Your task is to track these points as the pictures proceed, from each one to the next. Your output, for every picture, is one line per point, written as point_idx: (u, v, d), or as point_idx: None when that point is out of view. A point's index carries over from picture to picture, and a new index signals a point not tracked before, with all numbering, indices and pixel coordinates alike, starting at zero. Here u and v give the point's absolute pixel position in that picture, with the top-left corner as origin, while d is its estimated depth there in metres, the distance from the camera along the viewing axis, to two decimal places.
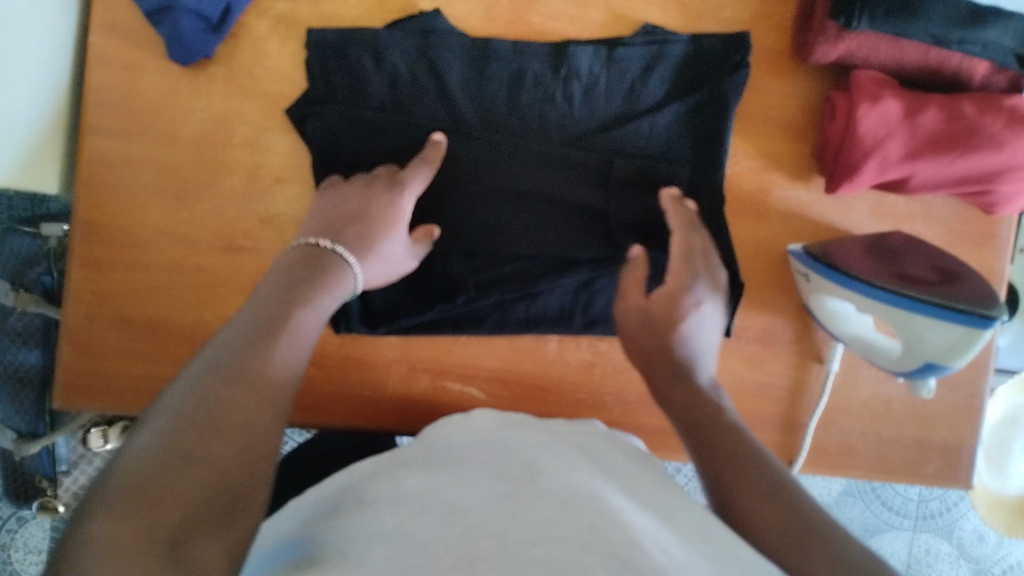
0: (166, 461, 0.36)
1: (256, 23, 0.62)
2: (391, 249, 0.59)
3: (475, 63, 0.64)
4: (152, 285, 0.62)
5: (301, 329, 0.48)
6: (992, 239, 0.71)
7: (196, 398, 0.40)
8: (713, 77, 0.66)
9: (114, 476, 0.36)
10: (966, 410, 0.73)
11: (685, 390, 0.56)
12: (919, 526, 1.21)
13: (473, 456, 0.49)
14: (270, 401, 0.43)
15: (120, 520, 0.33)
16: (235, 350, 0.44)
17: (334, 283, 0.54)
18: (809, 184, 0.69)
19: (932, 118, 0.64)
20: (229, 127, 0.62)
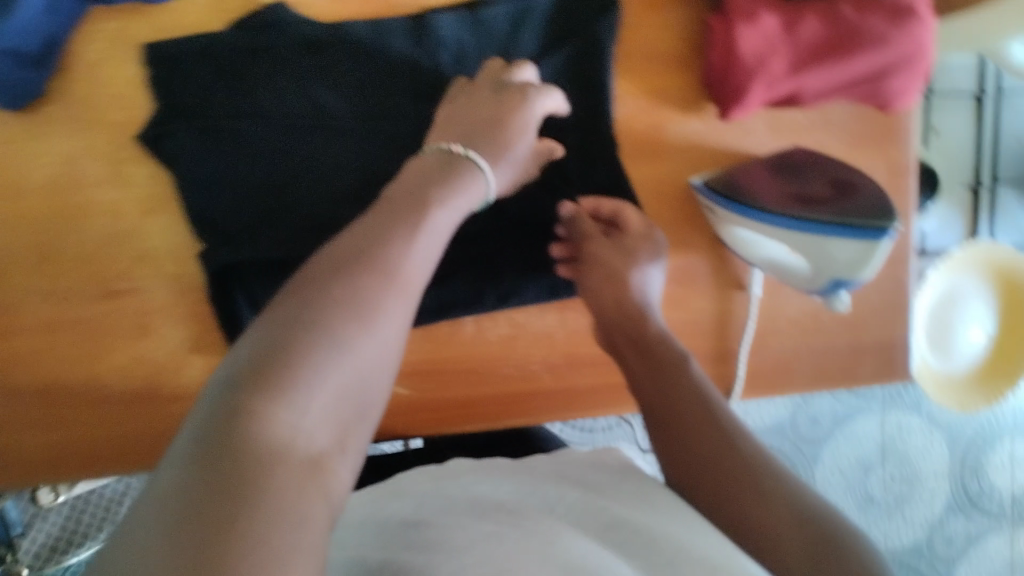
0: (312, 355, 0.37)
1: (84, 49, 0.57)
2: (516, 157, 0.58)
3: (332, 49, 0.60)
4: (36, 348, 0.59)
5: (437, 229, 0.47)
6: (894, 133, 0.70)
7: (346, 294, 0.40)
8: (586, 26, 0.63)
9: (265, 349, 0.37)
10: (894, 307, 0.72)
11: (656, 367, 0.59)
12: (886, 406, 1.26)
13: (455, 515, 0.50)
14: (407, 310, 0.42)
15: (247, 398, 0.35)
16: (380, 247, 0.43)
17: (464, 177, 0.52)
18: (702, 112, 0.67)
19: (813, 28, 0.62)
20: (79, 167, 0.58)
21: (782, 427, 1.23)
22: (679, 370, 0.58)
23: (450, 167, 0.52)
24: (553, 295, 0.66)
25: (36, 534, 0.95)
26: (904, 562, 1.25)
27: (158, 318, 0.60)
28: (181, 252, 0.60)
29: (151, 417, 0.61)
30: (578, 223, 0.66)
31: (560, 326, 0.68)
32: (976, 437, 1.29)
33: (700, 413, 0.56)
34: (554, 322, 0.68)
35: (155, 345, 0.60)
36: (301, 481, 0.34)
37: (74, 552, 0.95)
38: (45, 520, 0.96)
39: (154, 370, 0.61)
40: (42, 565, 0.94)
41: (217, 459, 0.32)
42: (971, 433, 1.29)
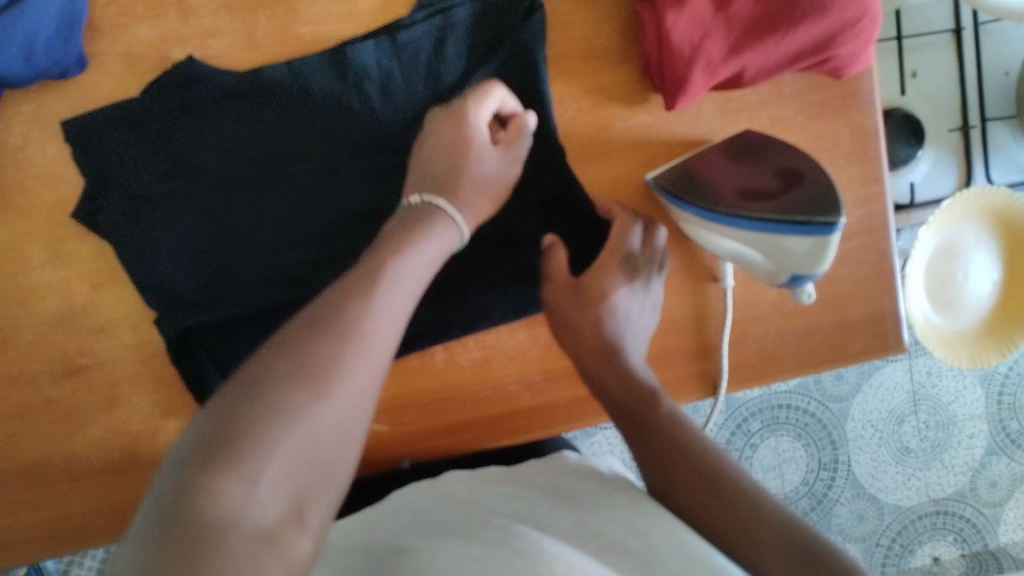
0: (265, 424, 0.37)
1: (8, 133, 0.57)
2: (489, 174, 0.58)
3: (253, 96, 0.59)
4: (9, 433, 0.59)
5: (401, 286, 0.47)
6: (855, 96, 0.67)
7: (309, 359, 0.40)
8: (511, 33, 0.61)
9: (223, 418, 0.37)
10: (877, 278, 0.70)
11: (622, 377, 0.58)
12: (914, 352, 1.20)
13: (435, 535, 0.49)
14: (373, 369, 0.42)
15: (201, 467, 0.35)
16: (343, 309, 0.43)
17: (420, 227, 0.52)
18: (648, 106, 0.65)
19: (747, 3, 0.59)
20: (22, 251, 0.58)
21: (806, 387, 1.19)
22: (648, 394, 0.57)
23: (410, 221, 0.53)
24: (520, 314, 0.65)
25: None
26: (948, 510, 1.24)
27: (124, 388, 0.60)
28: (137, 320, 0.60)
29: (132, 487, 0.61)
30: (550, 258, 0.63)
31: (534, 343, 0.66)
32: (1010, 378, 1.23)
33: (665, 417, 0.55)
34: (526, 340, 0.66)
35: (124, 416, 0.60)
36: (253, 554, 0.33)
37: None
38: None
39: (127, 441, 0.60)
40: None
41: (165, 537, 0.32)
42: (1003, 375, 1.23)
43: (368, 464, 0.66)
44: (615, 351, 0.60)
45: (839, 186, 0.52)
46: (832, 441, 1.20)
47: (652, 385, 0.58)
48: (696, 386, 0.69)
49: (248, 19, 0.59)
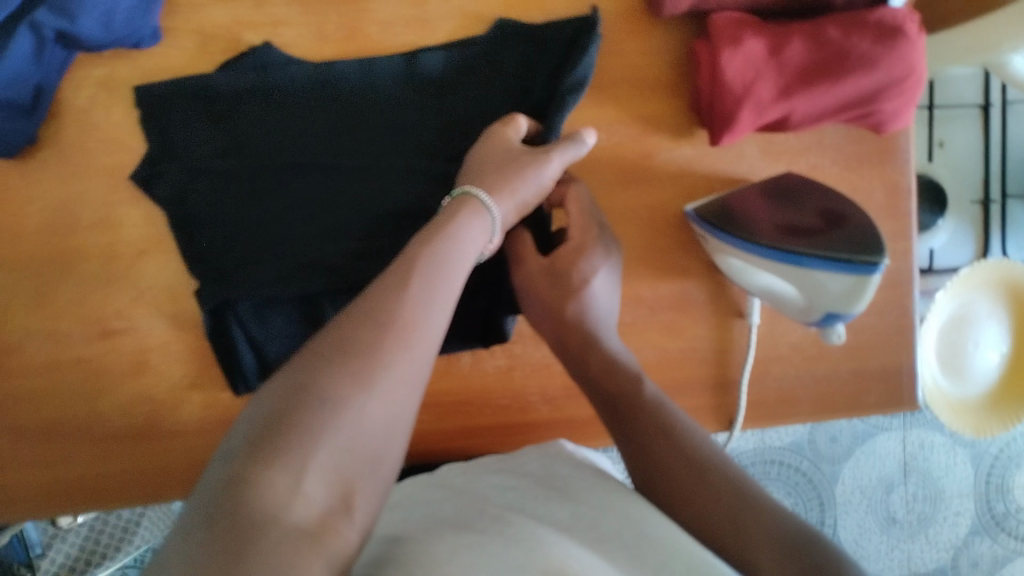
0: (305, 418, 0.35)
1: (76, 96, 0.58)
2: (517, 157, 0.55)
3: (317, 88, 0.61)
4: (37, 387, 0.60)
5: (450, 278, 0.45)
6: (892, 154, 0.69)
7: (349, 351, 0.38)
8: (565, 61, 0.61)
9: (273, 407, 0.35)
10: (898, 332, 0.71)
11: (600, 364, 0.57)
12: (908, 422, 1.21)
13: (440, 515, 0.51)
14: (419, 360, 0.40)
15: (252, 459, 0.34)
16: (386, 302, 0.41)
17: (457, 220, 0.50)
18: (693, 139, 0.67)
19: (799, 50, 0.61)
20: (74, 211, 0.59)
21: (799, 446, 1.19)
22: (634, 391, 0.55)
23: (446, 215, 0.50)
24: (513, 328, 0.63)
25: (55, 556, 1.04)
26: None
27: (155, 356, 0.61)
28: (178, 290, 0.61)
29: (151, 454, 0.62)
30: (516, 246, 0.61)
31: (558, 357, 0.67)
32: (1000, 460, 1.25)
33: (649, 403, 0.54)
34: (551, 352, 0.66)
35: (152, 383, 0.61)
36: (296, 550, 0.32)
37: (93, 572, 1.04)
38: (66, 541, 1.05)
39: (152, 408, 0.61)
40: None
41: (213, 527, 0.32)
42: (994, 455, 1.24)
43: None
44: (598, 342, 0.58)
45: (882, 235, 0.55)
46: (820, 502, 1.20)
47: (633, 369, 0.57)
48: (712, 419, 0.70)
49: (322, 13, 0.61)
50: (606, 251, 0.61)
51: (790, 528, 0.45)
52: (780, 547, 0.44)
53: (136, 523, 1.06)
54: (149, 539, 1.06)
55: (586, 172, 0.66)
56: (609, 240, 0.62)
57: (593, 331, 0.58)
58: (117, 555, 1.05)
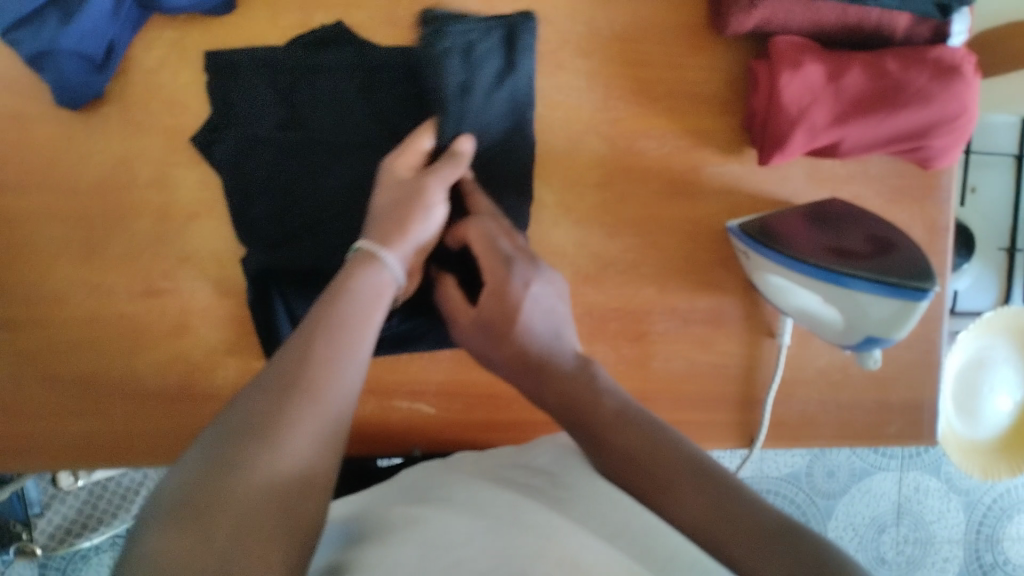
0: (217, 479, 0.36)
1: (145, 55, 0.59)
2: (381, 204, 0.55)
3: (374, 72, 0.61)
4: (75, 339, 0.60)
5: (363, 338, 0.46)
6: (934, 191, 0.70)
7: (260, 411, 0.39)
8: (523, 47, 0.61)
9: (195, 476, 0.36)
10: (923, 367, 0.72)
11: (551, 381, 0.53)
12: (906, 464, 1.21)
13: (443, 494, 0.55)
14: (331, 417, 0.41)
15: (176, 523, 0.34)
16: (300, 363, 0.42)
17: (357, 275, 0.50)
18: (742, 157, 0.68)
19: (857, 78, 0.62)
20: (133, 168, 0.59)
21: (796, 478, 1.20)
22: (593, 404, 0.50)
23: (355, 267, 0.51)
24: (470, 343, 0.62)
25: (51, 516, 1.02)
26: None
27: (196, 320, 0.61)
28: (225, 257, 0.61)
29: (181, 416, 0.62)
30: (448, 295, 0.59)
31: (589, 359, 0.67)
32: (992, 510, 1.25)
33: (609, 417, 0.49)
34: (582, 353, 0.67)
35: (191, 346, 0.61)
36: None
37: (88, 535, 1.02)
38: (63, 502, 1.03)
39: (188, 371, 0.62)
40: (55, 546, 1.02)
41: None
42: (987, 505, 1.24)
43: (404, 443, 0.67)
44: (549, 367, 0.53)
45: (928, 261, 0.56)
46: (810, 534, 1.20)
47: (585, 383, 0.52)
48: (733, 435, 0.71)
49: None
50: (524, 279, 0.57)
51: (757, 513, 0.42)
52: (747, 534, 0.41)
53: (134, 491, 1.04)
54: (144, 508, 1.04)
55: (635, 179, 0.67)
56: (522, 266, 0.58)
57: (541, 354, 0.54)
58: (113, 521, 1.02)
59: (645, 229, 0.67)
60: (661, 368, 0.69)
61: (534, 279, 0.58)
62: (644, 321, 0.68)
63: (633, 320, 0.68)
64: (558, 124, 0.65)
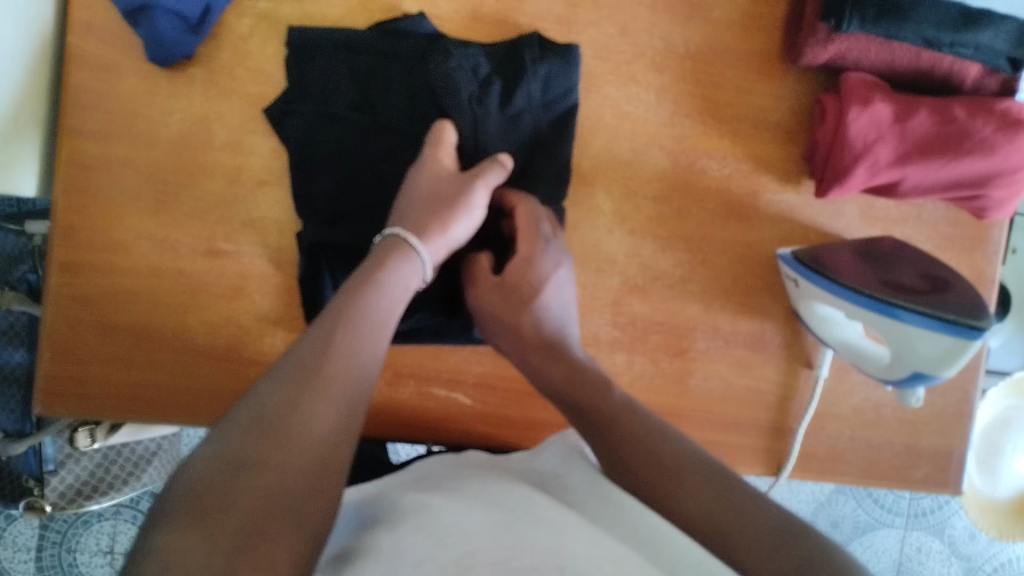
0: (230, 475, 0.36)
1: (237, 22, 0.61)
2: (430, 191, 0.56)
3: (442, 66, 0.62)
4: (134, 290, 0.61)
5: (377, 341, 0.47)
6: (984, 243, 0.71)
7: (278, 406, 0.40)
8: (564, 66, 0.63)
9: (201, 478, 0.36)
10: (956, 415, 0.72)
11: (562, 367, 0.57)
12: (910, 523, 1.20)
13: (466, 484, 0.50)
14: (341, 417, 0.42)
15: (184, 522, 0.33)
16: (312, 362, 0.43)
17: (390, 269, 0.52)
18: (799, 187, 0.69)
19: (924, 121, 0.63)
20: (210, 129, 0.61)
21: None
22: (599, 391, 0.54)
23: (385, 265, 0.52)
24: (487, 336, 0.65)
25: (66, 475, 0.89)
26: None
27: (251, 285, 0.62)
28: (286, 226, 0.62)
29: (225, 376, 0.63)
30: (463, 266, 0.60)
31: (628, 368, 0.68)
32: None
33: (615, 405, 0.53)
34: (622, 362, 0.68)
35: (243, 309, 0.62)
36: None
37: (96, 500, 0.93)
38: (78, 464, 0.90)
39: (237, 333, 0.62)
40: (64, 506, 0.91)
41: None
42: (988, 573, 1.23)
43: (433, 432, 0.67)
44: (562, 351, 0.58)
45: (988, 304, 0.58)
46: None
47: (600, 376, 0.56)
48: (762, 462, 0.71)
49: None
50: (554, 260, 0.61)
51: (769, 513, 0.43)
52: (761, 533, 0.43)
53: (148, 460, 0.98)
54: (156, 478, 0.99)
55: (693, 198, 0.68)
56: (557, 249, 0.61)
57: (556, 341, 0.58)
58: (123, 488, 0.95)
59: (697, 247, 0.68)
60: (699, 387, 0.69)
61: (560, 261, 0.61)
62: (686, 338, 0.68)
63: (676, 336, 0.68)
64: (624, 135, 0.67)
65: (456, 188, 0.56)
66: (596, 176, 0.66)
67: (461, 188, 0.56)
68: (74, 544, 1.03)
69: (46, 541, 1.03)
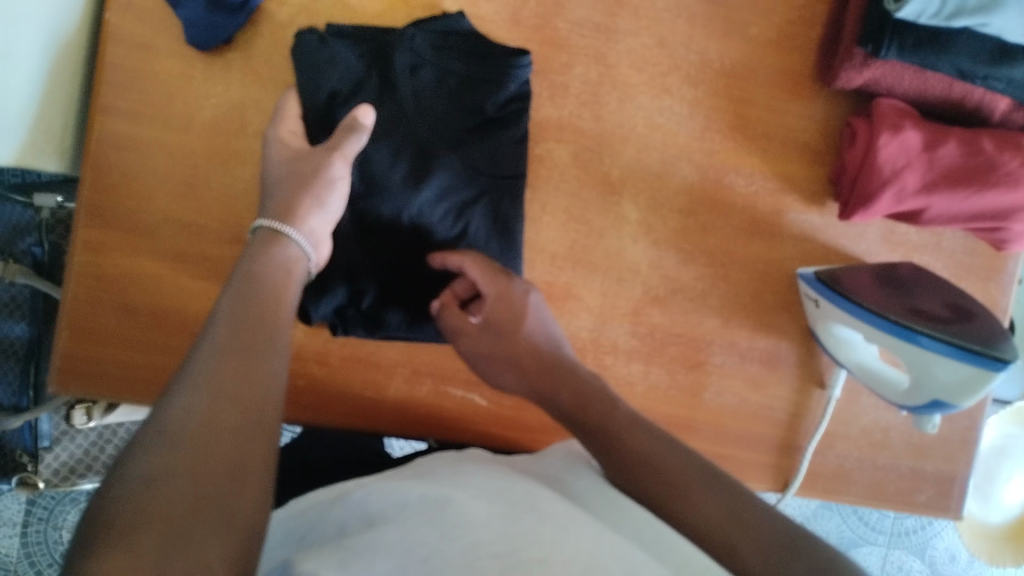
0: (145, 489, 0.34)
1: (278, 11, 0.61)
2: (287, 175, 0.55)
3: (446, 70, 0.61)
4: (156, 272, 0.61)
5: (279, 334, 0.46)
6: (1000, 274, 0.71)
7: (190, 411, 0.38)
8: (494, 71, 0.61)
9: (111, 499, 0.33)
10: (961, 442, 0.73)
11: (572, 387, 0.57)
12: (893, 543, 1.19)
13: (468, 476, 0.49)
14: (252, 413, 0.40)
15: (101, 544, 0.31)
16: (215, 365, 0.41)
17: (268, 259, 0.51)
18: (823, 209, 0.69)
19: (952, 151, 0.63)
20: (245, 116, 0.61)
21: None
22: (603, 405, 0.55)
23: (261, 269, 0.49)
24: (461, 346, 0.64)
25: (60, 452, 0.88)
26: None
27: None
28: None
29: None
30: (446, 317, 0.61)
31: (643, 379, 0.68)
32: None
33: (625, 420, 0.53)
34: (637, 372, 0.68)
35: None
36: None
37: (89, 479, 0.91)
38: (74, 441, 0.89)
39: None
40: (57, 484, 0.88)
41: None
42: None
43: (447, 431, 0.67)
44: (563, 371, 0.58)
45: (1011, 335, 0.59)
46: None
47: (602, 389, 0.57)
48: (769, 478, 0.71)
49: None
50: (525, 286, 0.61)
51: (776, 526, 0.45)
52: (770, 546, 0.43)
53: None
54: None
55: (717, 212, 0.68)
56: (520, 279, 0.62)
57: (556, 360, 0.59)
58: None
59: (719, 261, 0.69)
60: (712, 401, 0.69)
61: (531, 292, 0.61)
62: (703, 351, 0.69)
63: (693, 348, 0.69)
64: (654, 146, 0.67)
65: (311, 169, 0.55)
66: (624, 186, 0.67)
67: (314, 168, 0.55)
68: (59, 522, 1.02)
69: (32, 517, 1.02)
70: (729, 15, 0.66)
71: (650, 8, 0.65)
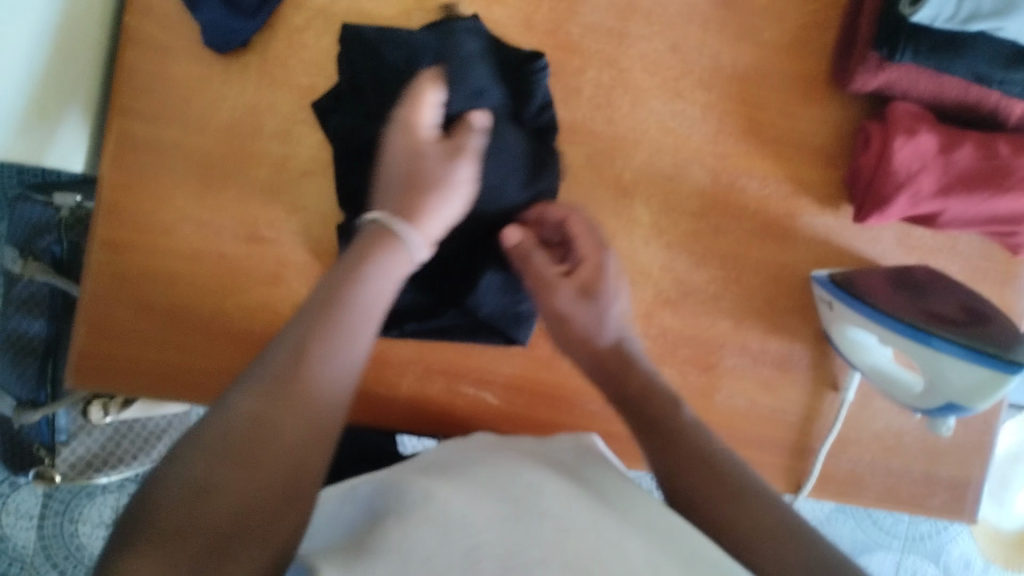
0: (187, 501, 0.33)
1: (294, 14, 0.61)
2: (427, 174, 0.50)
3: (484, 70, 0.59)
4: (172, 271, 0.61)
5: (368, 331, 0.42)
6: (1016, 278, 0.71)
7: (247, 424, 0.36)
8: (519, 79, 0.59)
9: (154, 504, 0.34)
10: (975, 446, 0.73)
11: (638, 376, 0.54)
12: (908, 548, 1.18)
13: (478, 472, 0.49)
14: (317, 420, 0.38)
15: (138, 555, 0.32)
16: (289, 363, 0.38)
17: (378, 261, 0.45)
18: (837, 212, 0.69)
19: (967, 155, 0.63)
20: (261, 118, 0.61)
21: None
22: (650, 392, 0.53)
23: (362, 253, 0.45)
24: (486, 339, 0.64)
25: (77, 446, 0.88)
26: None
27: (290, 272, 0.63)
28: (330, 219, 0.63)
29: None
30: (534, 260, 0.58)
31: None
32: None
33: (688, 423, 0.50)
34: None
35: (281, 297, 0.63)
36: None
37: (104, 473, 0.92)
38: (90, 436, 0.89)
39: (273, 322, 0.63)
40: (74, 477, 0.90)
41: None
42: None
43: (456, 429, 0.67)
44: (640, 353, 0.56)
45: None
46: None
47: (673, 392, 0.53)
48: (781, 481, 0.71)
49: (534, 3, 0.64)
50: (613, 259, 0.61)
51: (787, 520, 0.44)
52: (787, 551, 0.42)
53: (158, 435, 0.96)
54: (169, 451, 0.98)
55: (730, 215, 0.68)
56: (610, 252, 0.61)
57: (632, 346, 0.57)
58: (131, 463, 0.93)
59: (731, 264, 0.69)
60: (723, 403, 0.69)
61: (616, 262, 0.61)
62: (715, 353, 0.69)
63: (705, 350, 0.69)
64: (666, 149, 0.67)
65: (432, 168, 0.50)
66: (636, 188, 0.67)
67: (430, 166, 0.50)
68: (77, 516, 1.04)
69: (49, 511, 1.03)
70: (742, 19, 0.66)
71: (663, 12, 0.65)
